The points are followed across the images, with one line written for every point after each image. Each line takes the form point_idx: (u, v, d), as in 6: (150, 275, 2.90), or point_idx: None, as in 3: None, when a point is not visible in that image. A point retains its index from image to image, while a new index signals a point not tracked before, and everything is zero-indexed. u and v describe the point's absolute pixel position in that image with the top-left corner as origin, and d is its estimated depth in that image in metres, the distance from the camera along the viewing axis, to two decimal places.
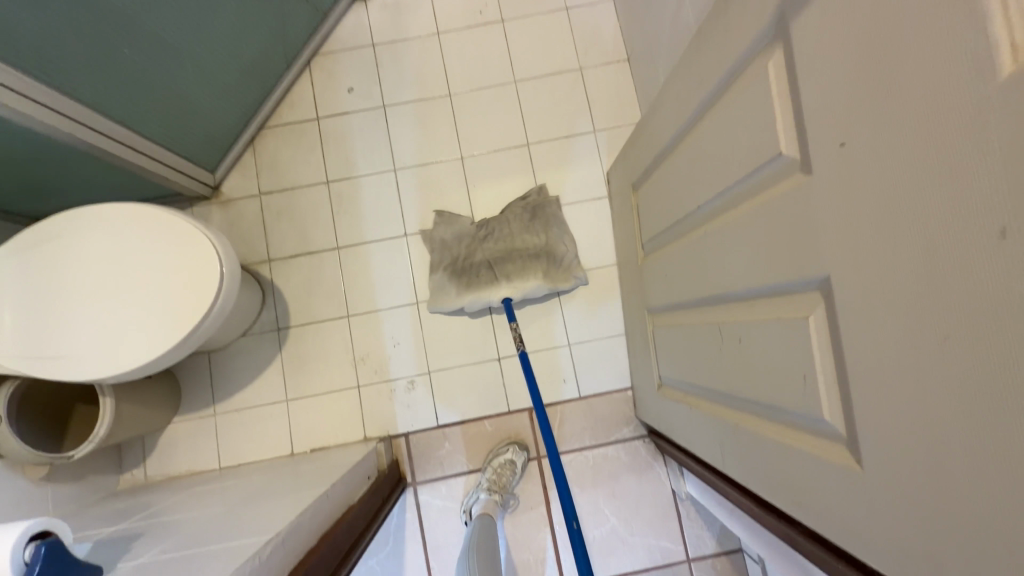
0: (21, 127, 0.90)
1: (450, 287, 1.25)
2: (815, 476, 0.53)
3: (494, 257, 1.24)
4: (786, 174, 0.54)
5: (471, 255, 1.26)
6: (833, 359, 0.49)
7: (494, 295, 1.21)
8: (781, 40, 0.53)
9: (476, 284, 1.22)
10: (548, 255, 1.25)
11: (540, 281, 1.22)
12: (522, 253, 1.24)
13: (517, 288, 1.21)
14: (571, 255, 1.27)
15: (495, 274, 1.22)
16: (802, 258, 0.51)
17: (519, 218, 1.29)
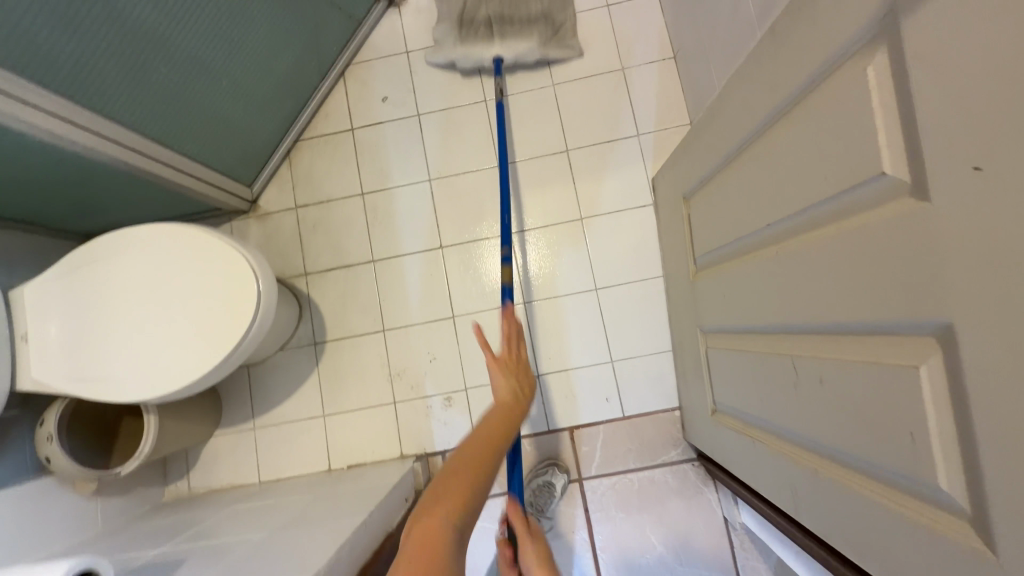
0: (70, 153, 0.91)
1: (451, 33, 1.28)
2: (924, 551, 0.45)
3: (498, 11, 1.26)
4: (890, 199, 0.46)
5: (476, 9, 1.27)
6: (955, 421, 0.41)
7: (487, 52, 1.27)
8: (886, 42, 0.45)
9: (476, 41, 1.27)
10: (549, 20, 1.28)
11: (533, 44, 1.26)
12: (522, 11, 1.27)
13: (509, 49, 1.27)
14: (572, 41, 1.30)
15: (493, 38, 1.27)
16: (914, 299, 0.44)
17: None
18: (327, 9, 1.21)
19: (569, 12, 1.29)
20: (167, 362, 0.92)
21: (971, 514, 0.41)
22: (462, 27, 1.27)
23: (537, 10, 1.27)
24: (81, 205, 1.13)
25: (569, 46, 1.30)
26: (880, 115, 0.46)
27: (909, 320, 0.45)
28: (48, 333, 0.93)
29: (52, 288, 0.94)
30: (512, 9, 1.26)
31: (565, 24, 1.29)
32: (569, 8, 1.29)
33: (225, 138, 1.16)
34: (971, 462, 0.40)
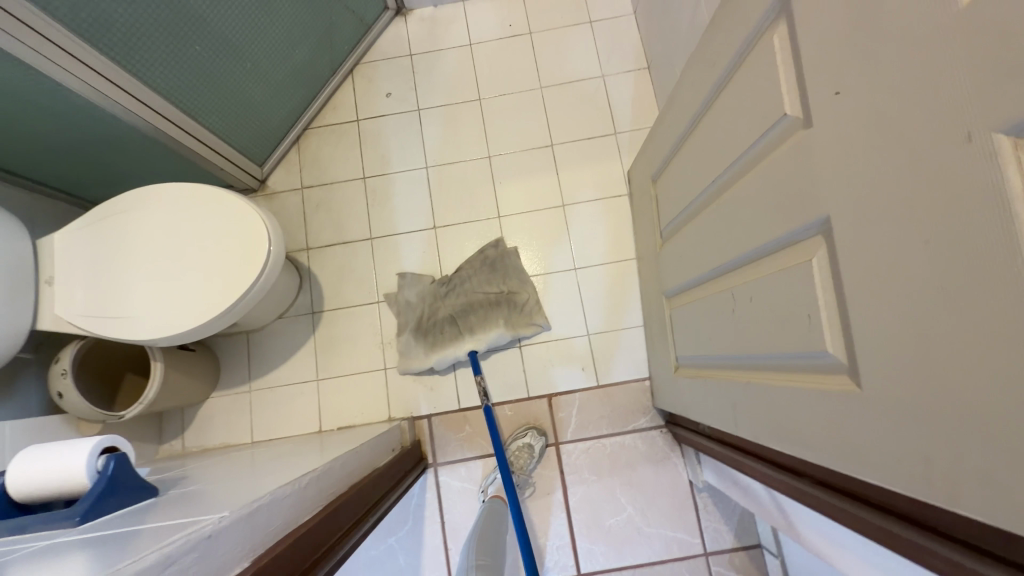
0: (108, 114, 1.03)
1: (419, 345, 1.34)
2: (820, 411, 0.56)
3: (457, 308, 1.34)
4: (790, 133, 0.59)
5: (435, 311, 1.35)
6: (834, 292, 0.53)
7: (460, 350, 1.30)
8: (784, 14, 0.59)
9: (444, 342, 1.32)
10: (507, 297, 1.35)
11: (502, 329, 1.31)
12: (481, 300, 1.34)
13: (480, 339, 1.30)
14: (531, 301, 1.35)
15: (460, 330, 1.32)
16: (806, 204, 0.56)
17: (480, 272, 1.37)
18: (340, 11, 1.37)
19: (518, 275, 1.37)
20: (181, 306, 1.01)
21: (847, 363, 0.52)
22: (427, 331, 1.34)
23: (495, 296, 1.34)
24: (109, 174, 1.24)
25: (533, 316, 1.34)
26: (782, 67, 0.59)
27: (804, 222, 0.57)
28: (76, 276, 1.03)
29: (82, 237, 1.04)
30: (467, 289, 1.35)
31: (525, 299, 1.35)
32: (527, 288, 1.36)
33: (242, 117, 1.29)
34: (845, 320, 0.51)
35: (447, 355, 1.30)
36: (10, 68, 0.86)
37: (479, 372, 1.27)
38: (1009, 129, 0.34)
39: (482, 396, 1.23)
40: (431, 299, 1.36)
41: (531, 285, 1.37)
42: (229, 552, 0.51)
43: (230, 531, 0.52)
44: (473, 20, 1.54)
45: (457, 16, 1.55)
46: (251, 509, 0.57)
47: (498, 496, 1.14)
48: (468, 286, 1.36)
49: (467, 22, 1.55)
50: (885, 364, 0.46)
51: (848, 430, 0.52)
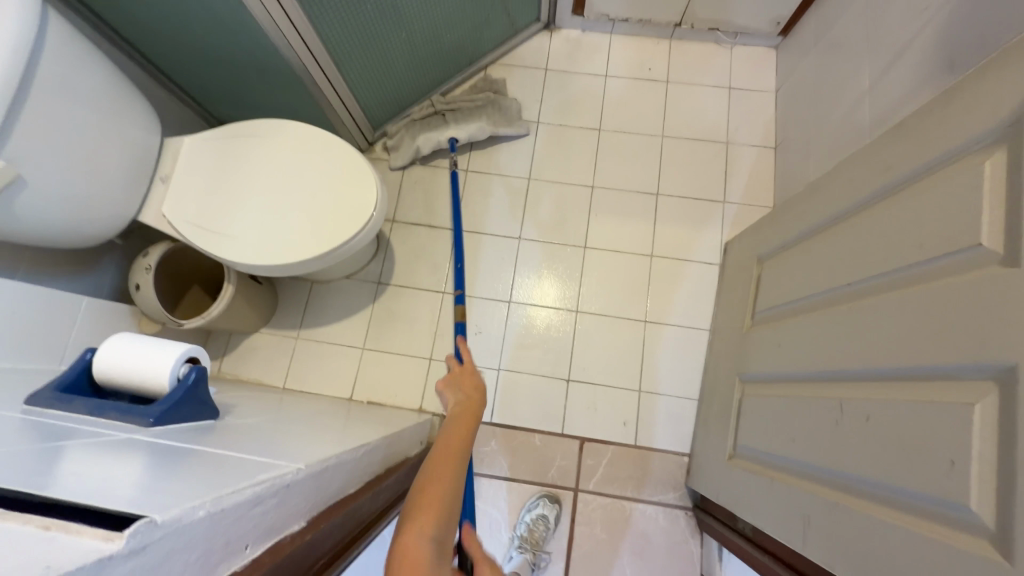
0: (269, 43, 1.08)
1: (409, 134, 1.47)
2: (937, 568, 0.51)
3: (446, 103, 1.47)
4: (977, 265, 0.55)
5: (426, 108, 1.49)
6: (996, 448, 0.48)
7: (442, 134, 1.44)
8: (1004, 144, 0.56)
9: (429, 129, 1.45)
10: (492, 103, 1.47)
11: (482, 123, 1.44)
12: (467, 101, 1.48)
13: (462, 128, 1.44)
14: (510, 107, 1.48)
15: (444, 121, 1.45)
16: (982, 346, 0.52)
17: (466, 90, 1.52)
18: (498, 11, 1.41)
19: (501, 96, 1.50)
20: (273, 241, 1.03)
21: (995, 531, 0.47)
22: (417, 123, 1.47)
23: (478, 100, 1.48)
24: (242, 102, 1.29)
25: (512, 120, 1.47)
26: (988, 198, 0.56)
27: (976, 364, 0.52)
28: (190, 180, 1.06)
29: (208, 146, 1.07)
30: (458, 95, 1.49)
31: (508, 108, 1.48)
32: (506, 99, 1.48)
33: (375, 76, 1.34)
34: (1005, 482, 0.46)
35: (433, 138, 1.44)
36: None
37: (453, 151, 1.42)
38: None
39: (455, 162, 1.43)
40: (417, 108, 1.50)
41: (512, 101, 1.49)
42: (296, 506, 0.49)
43: (303, 486, 0.50)
44: (615, 55, 1.56)
45: (601, 46, 1.57)
46: (322, 468, 0.55)
47: None
48: (457, 94, 1.50)
49: (609, 56, 1.56)
50: None
51: None
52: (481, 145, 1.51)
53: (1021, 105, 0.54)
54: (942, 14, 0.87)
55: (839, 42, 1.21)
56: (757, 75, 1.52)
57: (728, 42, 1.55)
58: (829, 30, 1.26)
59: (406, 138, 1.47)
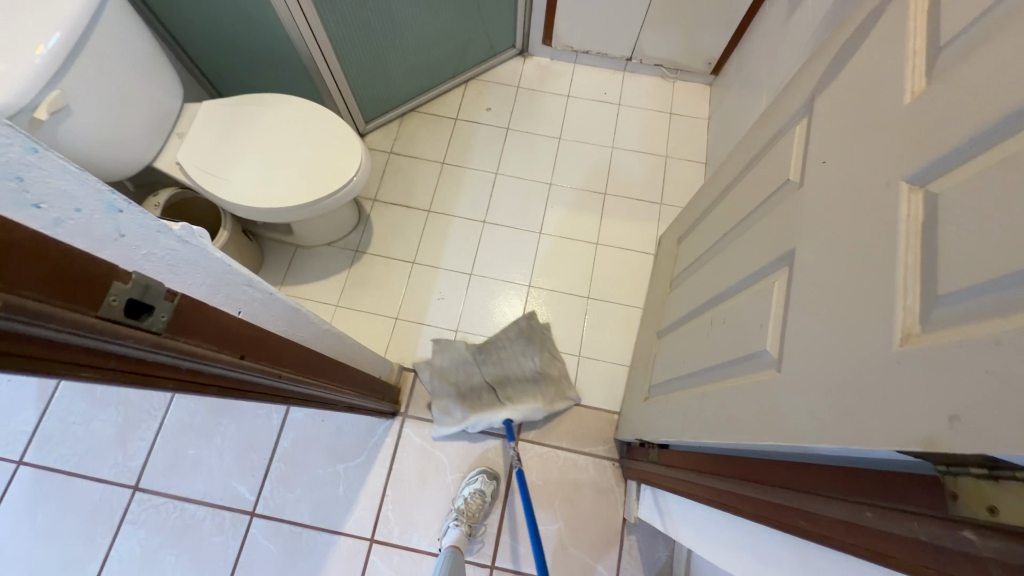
0: (284, 34, 1.31)
1: (453, 405, 1.39)
2: (746, 397, 0.69)
3: (500, 379, 1.43)
4: (786, 193, 0.77)
5: (473, 380, 1.42)
6: (782, 304, 0.68)
7: (496, 415, 1.36)
8: (807, 113, 0.79)
9: (479, 409, 1.38)
10: (545, 374, 1.44)
11: (540, 404, 1.38)
12: (518, 375, 1.43)
13: (519, 410, 1.36)
14: (558, 377, 1.44)
15: (497, 399, 1.40)
16: (781, 242, 0.73)
17: (512, 346, 1.46)
18: (479, 34, 1.69)
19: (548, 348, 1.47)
20: (269, 189, 1.22)
21: (776, 357, 0.66)
22: (462, 393, 1.41)
23: (530, 372, 1.44)
24: (253, 85, 1.50)
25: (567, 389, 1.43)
26: (795, 148, 0.78)
27: (778, 256, 0.73)
28: (203, 135, 1.25)
29: (221, 110, 1.28)
30: (516, 370, 1.44)
31: (556, 375, 1.44)
32: (560, 364, 1.46)
33: (372, 77, 1.58)
34: (785, 324, 0.66)
35: (484, 418, 1.36)
36: None
37: (512, 438, 1.33)
38: (908, 178, 0.50)
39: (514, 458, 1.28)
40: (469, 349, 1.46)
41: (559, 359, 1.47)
42: (274, 319, 0.65)
43: (280, 306, 0.66)
44: (577, 81, 1.84)
45: (566, 73, 1.86)
46: (296, 308, 0.71)
47: (455, 546, 1.15)
48: (512, 366, 1.44)
49: (571, 81, 1.84)
50: (800, 348, 0.60)
51: (761, 409, 0.65)
52: (531, 427, 1.41)
53: (815, 86, 0.78)
54: (806, 48, 1.15)
55: (751, 77, 1.50)
56: (693, 105, 1.81)
57: (671, 78, 1.85)
58: (745, 68, 1.56)
59: (450, 383, 1.42)
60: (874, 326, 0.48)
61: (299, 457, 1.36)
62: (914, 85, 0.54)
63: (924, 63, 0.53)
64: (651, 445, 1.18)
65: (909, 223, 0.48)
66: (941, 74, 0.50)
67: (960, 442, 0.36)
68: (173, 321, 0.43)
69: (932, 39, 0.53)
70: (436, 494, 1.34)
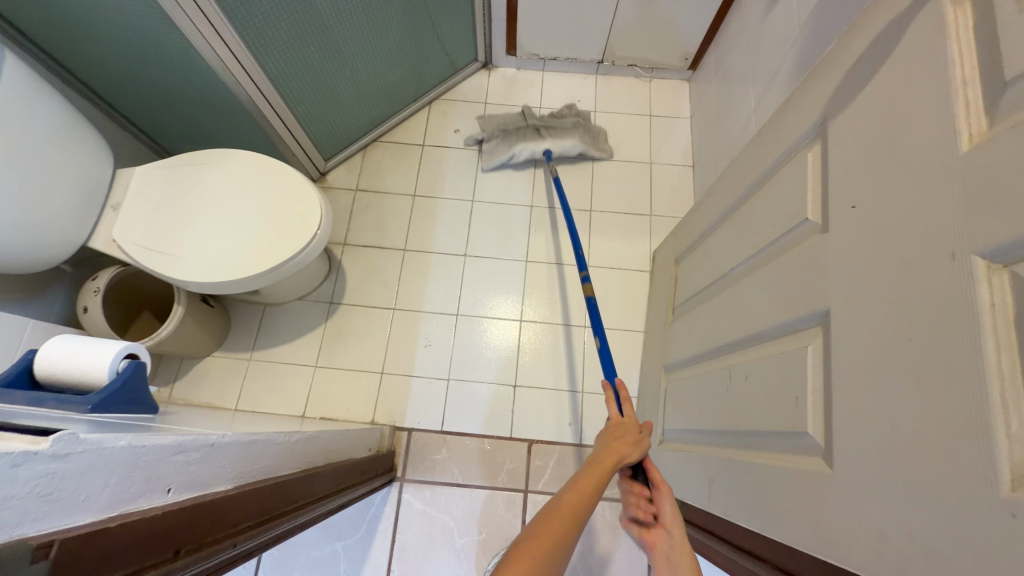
0: (218, 80, 1.17)
1: (500, 146, 1.59)
2: (790, 489, 0.59)
3: (544, 122, 1.60)
4: (807, 236, 0.67)
5: (520, 124, 1.61)
6: (822, 380, 0.58)
7: (538, 147, 1.57)
8: (819, 139, 0.69)
9: (524, 141, 1.57)
10: (583, 124, 1.61)
11: (576, 141, 1.57)
12: (563, 117, 1.62)
13: (557, 142, 1.56)
14: (596, 131, 1.61)
15: (540, 136, 1.58)
16: (810, 299, 0.63)
17: (558, 110, 1.64)
18: (437, 51, 1.56)
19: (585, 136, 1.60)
20: (220, 259, 1.09)
21: (822, 447, 0.56)
22: (510, 135, 1.59)
23: (573, 117, 1.62)
24: (195, 137, 1.36)
25: (601, 144, 1.61)
26: (810, 182, 0.68)
27: (808, 315, 0.63)
28: (140, 206, 1.12)
29: (158, 174, 1.14)
30: (557, 121, 1.60)
31: (596, 131, 1.62)
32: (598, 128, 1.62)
33: (325, 112, 1.44)
34: (829, 407, 0.56)
35: (527, 147, 1.57)
36: (157, 20, 1.01)
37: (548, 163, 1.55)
38: (985, 254, 0.40)
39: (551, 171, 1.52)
40: (513, 117, 1.63)
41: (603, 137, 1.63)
42: (222, 469, 0.54)
43: (227, 450, 0.55)
44: (547, 89, 1.73)
45: (534, 82, 1.74)
46: (249, 440, 0.60)
47: None
48: (558, 120, 1.60)
49: (542, 90, 1.73)
50: (857, 446, 0.50)
51: (814, 513, 0.55)
52: (573, 159, 1.62)
53: (826, 108, 0.68)
54: (795, 45, 1.05)
55: (733, 73, 1.39)
56: (673, 104, 1.71)
57: (646, 77, 1.73)
58: (725, 63, 1.45)
59: (498, 143, 1.60)
60: (963, 448, 0.38)
61: (292, 539, 1.25)
62: (974, 128, 0.43)
63: (982, 102, 0.43)
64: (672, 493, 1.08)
65: (996, 316, 0.38)
66: (1012, 119, 0.40)
67: None
68: None
69: (990, 71, 0.43)
70: (445, 563, 1.24)
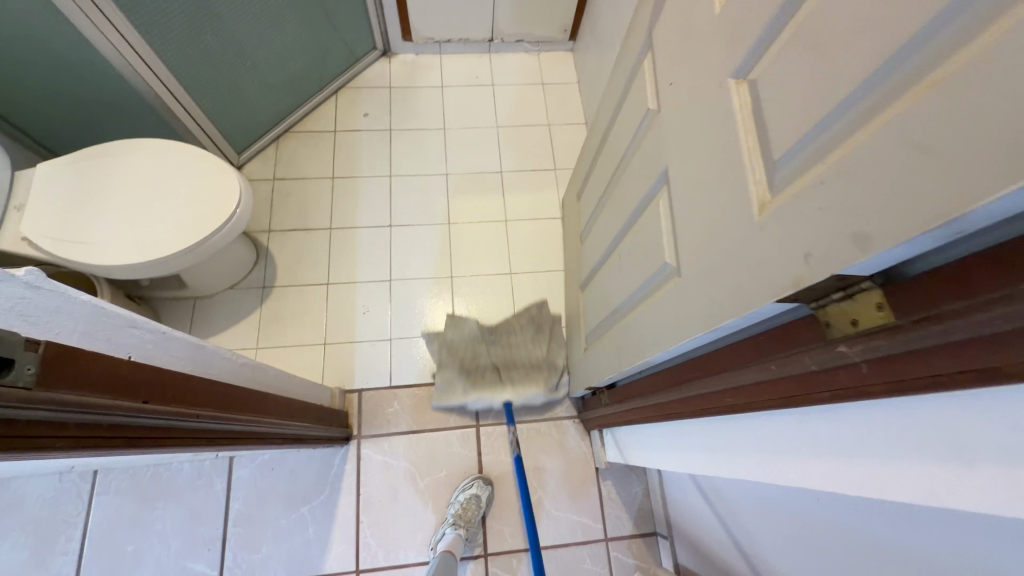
0: (116, 72, 1.20)
1: (457, 376, 1.38)
2: (661, 308, 0.75)
3: (503, 361, 1.40)
4: (650, 121, 0.84)
5: (478, 360, 1.40)
6: (669, 218, 0.74)
7: (497, 397, 1.35)
8: (648, 46, 0.86)
9: (483, 384, 1.36)
10: (548, 363, 1.41)
11: (539, 390, 1.36)
12: (524, 357, 1.41)
13: (518, 394, 1.35)
14: (559, 365, 1.42)
15: (500, 379, 1.37)
16: (656, 164, 0.79)
17: (523, 332, 1.46)
18: (335, 40, 1.65)
19: (558, 342, 1.46)
20: (142, 242, 1.11)
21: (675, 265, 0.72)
22: (468, 372, 1.39)
23: (537, 357, 1.42)
24: (97, 138, 1.36)
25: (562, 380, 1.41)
26: (648, 79, 0.85)
27: (657, 177, 0.79)
28: (47, 202, 1.11)
29: (62, 169, 1.14)
30: (517, 355, 1.41)
31: (563, 364, 1.43)
32: (566, 353, 1.44)
33: (231, 104, 1.49)
34: (675, 233, 0.72)
35: (484, 398, 1.35)
36: (45, 14, 1.04)
37: (512, 422, 1.34)
38: (734, 74, 0.56)
39: (511, 443, 1.31)
40: (471, 347, 1.42)
41: (566, 355, 1.44)
42: (175, 360, 0.61)
43: (180, 344, 0.62)
44: (447, 70, 1.86)
45: (434, 65, 1.86)
46: (200, 347, 0.67)
47: (448, 551, 1.13)
48: (517, 344, 1.43)
49: (442, 71, 1.85)
50: (691, 247, 0.66)
51: (675, 314, 0.71)
52: (536, 407, 1.42)
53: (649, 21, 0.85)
54: None
55: (602, 34, 1.60)
56: (561, 71, 1.90)
57: (534, 51, 1.92)
58: (596, 27, 1.66)
59: (454, 370, 1.39)
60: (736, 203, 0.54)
61: (257, 515, 1.27)
62: None
63: None
64: (602, 391, 1.23)
65: (742, 108, 0.54)
66: None
67: (815, 274, 0.42)
68: (44, 373, 0.39)
69: None
70: (411, 504, 1.31)
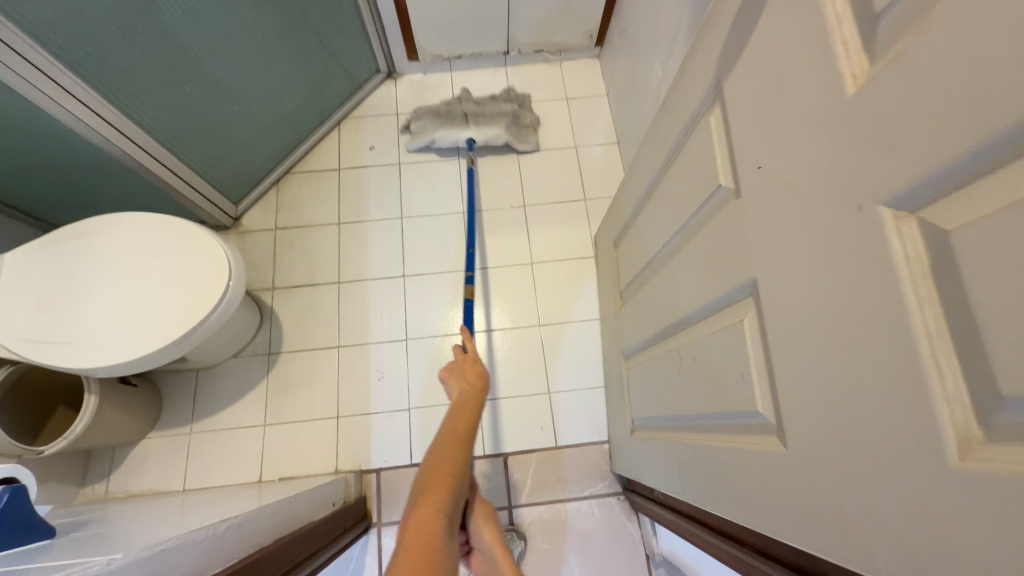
0: (88, 142, 1.06)
1: (427, 124, 1.53)
2: (751, 472, 0.56)
3: (474, 109, 1.53)
4: (723, 203, 0.64)
5: (453, 113, 1.53)
6: (762, 354, 0.55)
7: (460, 135, 1.51)
8: (718, 99, 0.65)
9: (456, 117, 1.52)
10: (516, 114, 1.54)
11: (501, 129, 1.51)
12: (494, 111, 1.54)
13: (481, 132, 1.51)
14: (527, 122, 1.55)
15: (467, 124, 1.52)
16: (737, 270, 0.60)
17: (496, 100, 1.56)
18: (332, 68, 1.47)
19: (532, 112, 1.57)
20: (126, 335, 0.98)
21: (774, 424, 0.53)
22: (439, 116, 1.53)
23: (508, 109, 1.54)
24: (82, 205, 1.24)
25: (528, 137, 1.55)
26: (718, 146, 0.65)
27: (738, 286, 0.60)
28: (21, 298, 0.99)
29: (34, 257, 1.02)
30: (491, 108, 1.54)
31: (528, 124, 1.56)
32: (533, 115, 1.56)
33: (223, 153, 1.34)
34: (773, 383, 0.52)
35: (450, 134, 1.51)
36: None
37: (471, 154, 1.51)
38: (889, 204, 0.36)
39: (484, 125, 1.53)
40: (445, 105, 1.55)
41: (535, 124, 1.57)
42: None
43: None
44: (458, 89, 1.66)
45: (443, 84, 1.67)
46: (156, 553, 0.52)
47: None
48: (490, 106, 1.54)
49: (452, 91, 1.66)
50: (804, 421, 0.47)
51: (776, 494, 0.52)
52: (497, 150, 1.58)
53: (717, 67, 0.64)
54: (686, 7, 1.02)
55: (636, 42, 1.37)
56: (587, 82, 1.67)
57: (556, 60, 1.69)
58: (627, 33, 1.42)
59: (427, 126, 1.53)
60: (903, 416, 0.35)
61: None
62: (856, 66, 0.40)
63: (858, 37, 0.40)
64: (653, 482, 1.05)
65: (911, 270, 0.35)
66: (889, 53, 0.37)
67: None
68: None
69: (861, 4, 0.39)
70: None
